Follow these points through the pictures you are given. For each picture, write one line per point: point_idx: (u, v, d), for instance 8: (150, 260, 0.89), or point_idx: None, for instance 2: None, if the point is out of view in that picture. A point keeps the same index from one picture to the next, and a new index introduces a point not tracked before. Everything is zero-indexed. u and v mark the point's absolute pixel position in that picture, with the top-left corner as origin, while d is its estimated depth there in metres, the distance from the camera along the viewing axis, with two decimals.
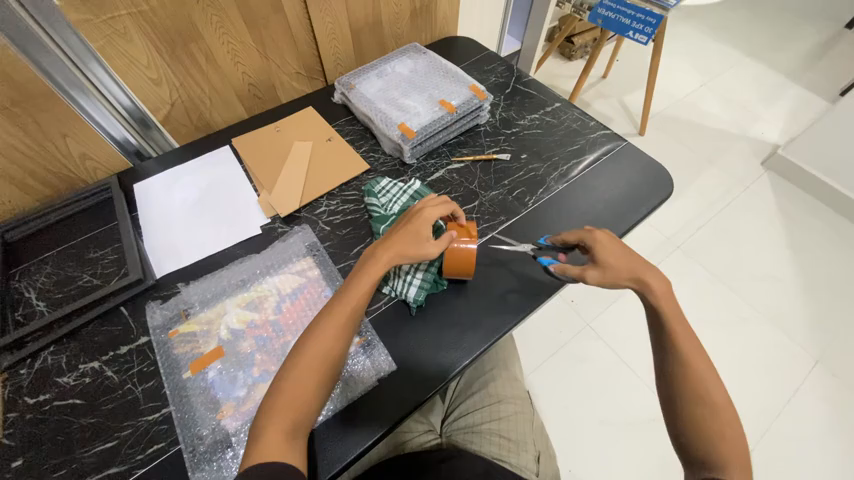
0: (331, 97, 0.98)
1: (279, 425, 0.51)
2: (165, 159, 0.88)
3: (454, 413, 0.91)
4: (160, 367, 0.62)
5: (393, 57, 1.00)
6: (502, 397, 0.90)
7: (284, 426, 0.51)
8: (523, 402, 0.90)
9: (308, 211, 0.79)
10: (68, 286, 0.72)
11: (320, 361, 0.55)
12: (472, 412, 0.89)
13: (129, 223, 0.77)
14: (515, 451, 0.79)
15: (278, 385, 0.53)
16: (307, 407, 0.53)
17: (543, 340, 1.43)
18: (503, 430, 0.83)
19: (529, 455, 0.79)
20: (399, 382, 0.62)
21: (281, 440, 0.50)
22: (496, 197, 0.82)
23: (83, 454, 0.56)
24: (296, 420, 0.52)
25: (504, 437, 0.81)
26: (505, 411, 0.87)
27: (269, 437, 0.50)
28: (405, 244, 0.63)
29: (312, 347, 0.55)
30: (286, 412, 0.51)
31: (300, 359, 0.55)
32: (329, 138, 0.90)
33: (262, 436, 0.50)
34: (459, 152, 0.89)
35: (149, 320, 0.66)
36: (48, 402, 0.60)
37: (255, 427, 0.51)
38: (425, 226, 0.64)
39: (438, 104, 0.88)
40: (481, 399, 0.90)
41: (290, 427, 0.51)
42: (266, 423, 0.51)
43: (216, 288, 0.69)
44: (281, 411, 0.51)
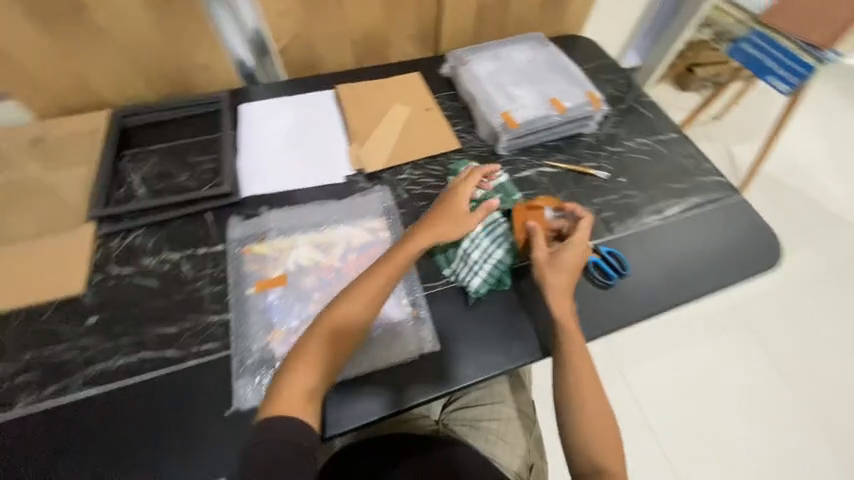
0: (440, 68, 0.97)
1: (299, 384, 0.52)
2: (273, 87, 0.91)
3: (454, 403, 0.88)
4: (228, 276, 0.66)
5: (513, 43, 0.96)
6: (506, 397, 0.88)
7: (306, 387, 0.52)
8: (524, 405, 0.88)
9: (391, 174, 0.80)
10: (167, 180, 0.77)
11: (340, 326, 0.57)
12: (473, 406, 0.87)
13: (230, 138, 0.81)
14: (508, 456, 0.80)
15: (300, 349, 0.55)
16: (317, 383, 0.53)
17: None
18: (500, 433, 0.83)
19: (522, 461, 0.80)
20: (436, 364, 0.62)
21: (301, 398, 0.52)
22: (580, 213, 0.78)
23: (147, 331, 0.62)
24: (316, 381, 0.53)
25: (500, 440, 0.82)
26: (506, 414, 0.85)
27: (290, 394, 0.51)
28: (445, 232, 0.66)
29: (329, 323, 0.56)
30: (307, 375, 0.53)
31: (321, 326, 0.56)
32: (427, 108, 0.88)
33: (283, 395, 0.51)
34: (554, 157, 0.84)
35: (229, 231, 0.71)
36: (129, 276, 0.67)
37: (276, 383, 0.53)
38: (465, 224, 0.67)
39: (548, 101, 0.84)
40: (484, 395, 0.88)
41: (310, 389, 0.53)
42: (285, 385, 0.52)
43: (294, 221, 0.72)
44: (303, 373, 0.53)
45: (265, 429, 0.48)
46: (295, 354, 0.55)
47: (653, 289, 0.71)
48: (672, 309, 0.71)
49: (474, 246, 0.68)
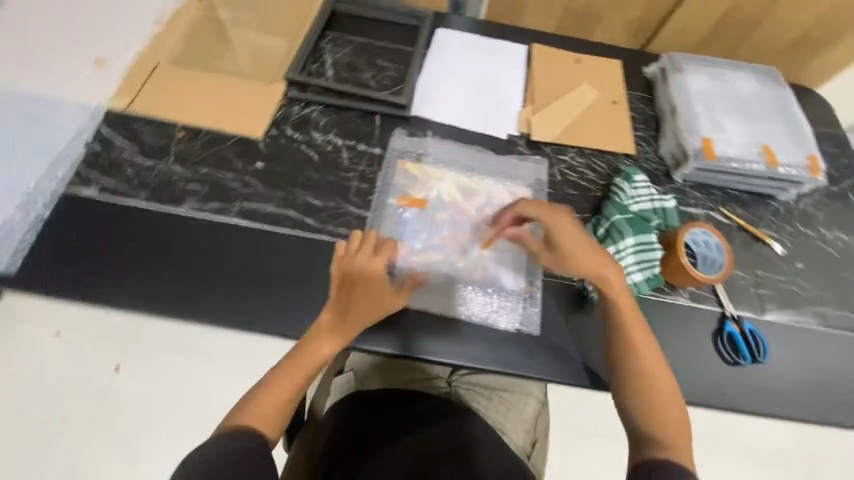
0: (645, 65, 0.88)
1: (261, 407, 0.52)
2: (473, 22, 0.90)
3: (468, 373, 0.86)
4: (377, 180, 0.70)
5: (744, 68, 0.83)
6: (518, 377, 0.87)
7: (272, 407, 0.53)
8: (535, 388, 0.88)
9: (552, 151, 0.76)
10: (353, 72, 0.81)
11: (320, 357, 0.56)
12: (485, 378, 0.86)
13: (419, 56, 0.82)
14: (516, 429, 0.83)
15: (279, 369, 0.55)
16: (274, 415, 0.53)
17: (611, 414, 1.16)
18: (509, 406, 0.84)
19: (528, 438, 0.83)
20: (524, 346, 0.62)
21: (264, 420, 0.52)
22: (737, 277, 0.69)
23: (297, 195, 0.69)
24: (272, 418, 0.52)
25: (509, 413, 0.84)
26: (516, 393, 0.85)
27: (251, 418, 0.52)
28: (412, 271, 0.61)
29: (278, 378, 0.55)
30: (275, 400, 0.53)
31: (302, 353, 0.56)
32: (615, 101, 0.82)
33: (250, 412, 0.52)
34: (732, 207, 0.74)
35: (391, 141, 0.74)
36: (298, 142, 0.73)
37: (243, 402, 0.53)
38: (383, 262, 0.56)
39: (758, 146, 0.73)
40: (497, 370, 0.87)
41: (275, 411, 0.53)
42: (254, 399, 0.53)
43: (450, 156, 0.73)
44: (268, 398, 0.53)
45: (213, 439, 0.48)
46: (244, 399, 0.54)
47: (780, 391, 0.63)
48: (790, 422, 0.62)
49: (616, 258, 0.64)
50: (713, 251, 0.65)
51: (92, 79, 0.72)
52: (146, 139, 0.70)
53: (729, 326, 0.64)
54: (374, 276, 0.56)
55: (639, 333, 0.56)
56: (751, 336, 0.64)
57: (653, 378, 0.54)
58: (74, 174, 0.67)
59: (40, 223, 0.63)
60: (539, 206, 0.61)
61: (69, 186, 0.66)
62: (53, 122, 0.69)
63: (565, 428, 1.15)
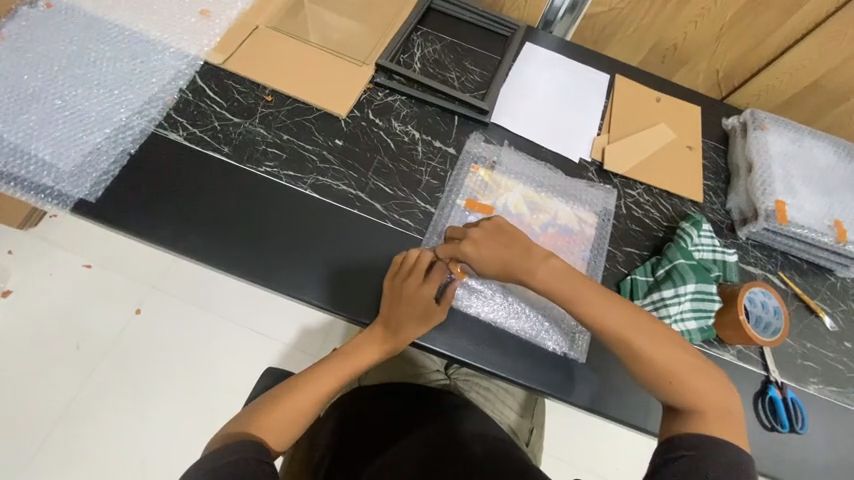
0: (724, 118, 0.87)
1: (281, 410, 0.56)
2: (561, 43, 0.91)
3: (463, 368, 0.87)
4: (448, 179, 0.71)
5: (826, 139, 0.82)
6: None
7: (289, 415, 0.56)
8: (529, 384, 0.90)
9: (622, 184, 0.76)
10: (439, 70, 0.82)
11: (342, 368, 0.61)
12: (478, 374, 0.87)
13: (506, 65, 0.83)
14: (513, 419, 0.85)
15: (306, 374, 0.60)
16: (288, 421, 0.56)
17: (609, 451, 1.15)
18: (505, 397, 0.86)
19: (527, 425, 0.85)
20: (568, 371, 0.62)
21: (281, 424, 0.55)
22: (785, 344, 0.68)
23: (369, 178, 0.70)
24: (286, 424, 0.56)
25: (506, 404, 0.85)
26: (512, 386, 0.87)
27: (269, 419, 0.55)
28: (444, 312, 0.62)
29: (304, 383, 0.59)
30: (294, 405, 0.57)
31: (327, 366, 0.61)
32: (689, 147, 0.82)
33: (270, 414, 0.55)
34: (792, 274, 0.74)
35: (467, 143, 0.74)
36: (377, 127, 0.74)
37: (266, 401, 0.57)
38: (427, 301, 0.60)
39: (829, 220, 0.73)
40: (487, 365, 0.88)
41: (289, 419, 0.56)
42: (276, 403, 0.56)
43: (522, 169, 0.73)
44: (287, 402, 0.57)
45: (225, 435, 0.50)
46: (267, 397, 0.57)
47: (812, 465, 0.63)
48: None
49: (675, 301, 0.64)
50: (770, 314, 0.65)
51: (195, 29, 0.74)
52: (234, 97, 0.71)
53: (771, 390, 0.64)
54: (416, 312, 0.60)
55: (632, 326, 0.55)
56: (791, 405, 0.63)
57: (661, 361, 0.54)
58: (164, 116, 0.69)
59: (127, 156, 0.65)
60: (485, 230, 0.58)
61: (158, 126, 0.68)
62: (152, 63, 0.71)
63: (568, 463, 1.13)
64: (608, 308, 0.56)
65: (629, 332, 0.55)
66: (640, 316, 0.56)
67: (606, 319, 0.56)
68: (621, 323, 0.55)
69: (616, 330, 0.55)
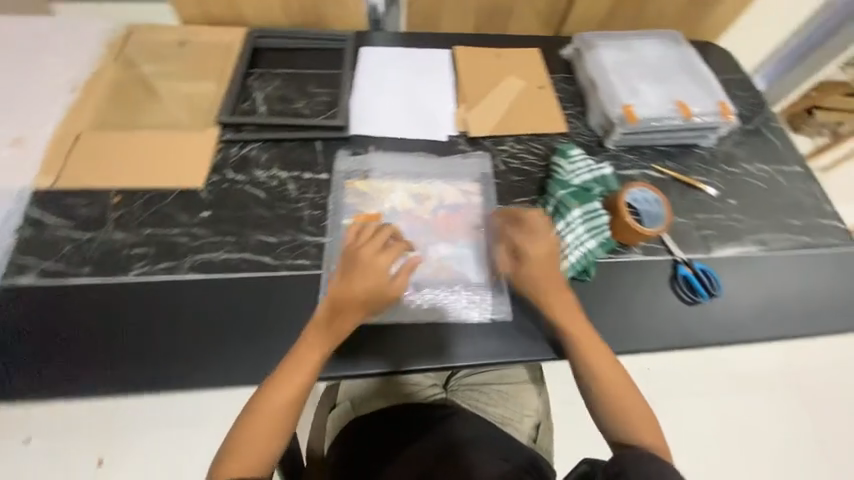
0: (561, 49, 0.93)
1: (248, 443, 0.53)
2: (394, 36, 0.93)
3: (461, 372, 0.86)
4: (328, 204, 0.70)
5: (648, 36, 0.90)
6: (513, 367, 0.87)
7: (259, 444, 0.53)
8: (533, 372, 0.88)
9: (491, 143, 0.80)
10: (285, 104, 0.82)
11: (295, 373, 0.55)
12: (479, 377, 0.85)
13: (348, 78, 0.84)
14: (516, 420, 0.82)
15: (261, 394, 0.55)
16: (263, 449, 0.53)
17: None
18: (508, 398, 0.84)
19: (529, 425, 0.82)
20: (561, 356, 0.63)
21: (253, 456, 0.53)
22: (679, 224, 0.74)
23: (250, 235, 0.68)
24: (265, 451, 0.54)
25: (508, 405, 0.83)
26: (514, 377, 0.86)
27: (236, 457, 0.53)
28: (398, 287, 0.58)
29: (271, 399, 0.55)
30: (258, 431, 0.54)
31: (283, 373, 0.56)
32: (540, 86, 0.87)
33: (236, 453, 0.53)
34: (663, 162, 0.80)
35: (335, 163, 0.74)
36: (241, 183, 0.72)
37: (229, 440, 0.54)
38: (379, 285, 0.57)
39: (674, 103, 0.79)
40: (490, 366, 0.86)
41: (261, 446, 0.53)
42: (247, 434, 0.54)
43: (395, 167, 0.74)
44: (253, 431, 0.54)
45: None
46: (240, 425, 0.55)
47: (743, 317, 0.68)
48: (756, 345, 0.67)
49: (567, 230, 0.68)
50: (653, 205, 0.71)
51: (13, 161, 0.69)
52: (80, 213, 0.67)
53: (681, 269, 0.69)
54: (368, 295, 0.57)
55: (608, 367, 0.59)
56: (701, 272, 0.69)
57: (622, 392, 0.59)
58: (8, 261, 0.63)
59: None
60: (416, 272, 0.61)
61: (4, 275, 0.62)
62: None
63: None
64: (594, 349, 0.60)
65: (607, 370, 0.59)
66: (617, 366, 0.60)
67: (585, 349, 0.60)
68: (601, 361, 0.59)
69: (588, 361, 0.59)
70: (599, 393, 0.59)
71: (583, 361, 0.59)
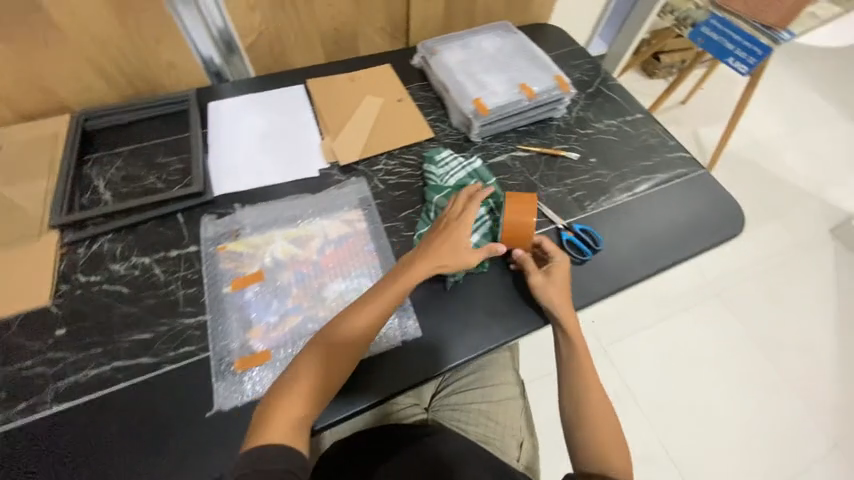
0: (411, 60, 0.97)
1: (286, 411, 0.51)
2: (241, 85, 0.90)
3: (444, 390, 0.88)
4: (203, 277, 0.65)
5: (481, 31, 0.97)
6: (495, 381, 0.87)
7: (295, 413, 0.51)
8: (517, 386, 0.89)
9: (365, 166, 0.79)
10: (135, 183, 0.75)
11: (335, 347, 0.56)
12: (461, 393, 0.86)
13: (198, 139, 0.79)
14: (501, 435, 0.81)
15: (300, 362, 0.54)
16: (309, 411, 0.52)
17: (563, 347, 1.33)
18: (492, 414, 0.83)
19: (514, 441, 0.81)
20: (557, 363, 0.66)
21: (290, 423, 0.51)
22: (552, 193, 0.80)
23: (120, 338, 0.60)
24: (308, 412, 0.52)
25: (491, 420, 0.83)
26: (498, 395, 0.86)
27: (276, 419, 0.51)
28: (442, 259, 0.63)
29: (329, 348, 0.55)
30: (297, 395, 0.52)
31: (322, 341, 0.56)
32: (399, 99, 0.89)
33: (276, 414, 0.51)
34: (527, 141, 0.86)
35: (201, 231, 0.69)
36: (98, 284, 0.65)
37: (267, 401, 0.52)
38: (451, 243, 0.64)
39: (517, 87, 0.86)
40: (471, 381, 0.88)
41: (298, 416, 0.51)
42: (297, 389, 0.53)
43: (269, 217, 0.71)
44: (292, 395, 0.52)
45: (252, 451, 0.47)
46: (291, 374, 0.54)
47: (627, 262, 0.74)
48: (645, 282, 0.74)
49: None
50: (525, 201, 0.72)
51: None
52: None
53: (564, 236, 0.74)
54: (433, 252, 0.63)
55: (597, 381, 0.63)
56: (584, 234, 0.75)
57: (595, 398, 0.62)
58: None
59: None
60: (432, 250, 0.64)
61: None
62: None
63: None
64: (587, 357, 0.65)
65: (594, 382, 0.63)
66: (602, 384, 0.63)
67: (582, 354, 0.64)
68: (589, 371, 0.64)
69: (581, 368, 0.64)
70: (580, 403, 0.61)
71: (577, 370, 0.63)
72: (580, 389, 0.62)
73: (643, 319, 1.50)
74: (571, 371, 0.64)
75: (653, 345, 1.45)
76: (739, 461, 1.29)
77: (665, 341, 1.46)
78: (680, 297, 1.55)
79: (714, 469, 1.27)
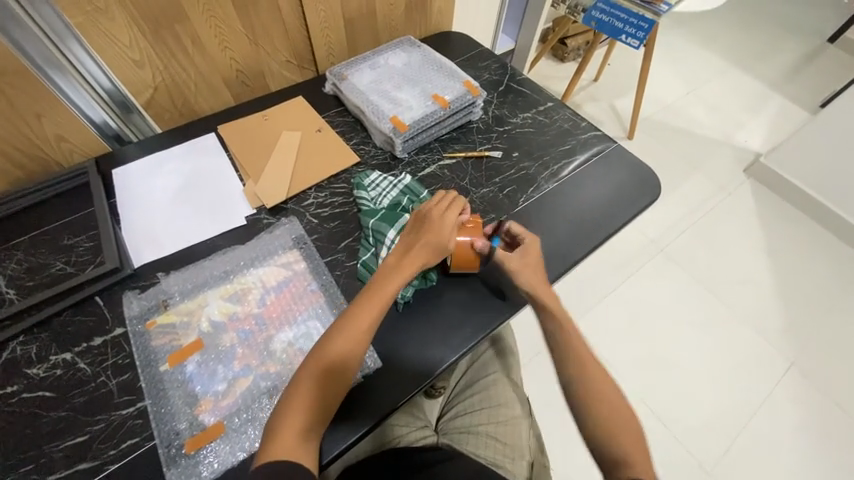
0: (322, 88, 0.96)
1: (294, 424, 0.50)
2: (146, 145, 0.84)
3: (450, 411, 0.90)
4: (136, 359, 0.60)
5: (386, 50, 0.98)
6: (501, 401, 0.88)
7: (300, 427, 0.50)
8: (520, 404, 0.89)
9: (295, 204, 0.77)
10: (41, 273, 0.68)
11: (337, 357, 0.54)
12: (467, 413, 0.87)
13: (106, 211, 0.73)
14: (510, 456, 0.79)
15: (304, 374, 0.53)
16: (313, 421, 0.51)
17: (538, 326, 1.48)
18: (499, 434, 0.82)
19: (523, 462, 0.79)
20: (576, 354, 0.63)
21: (297, 435, 0.50)
22: (485, 194, 0.83)
23: (51, 449, 0.54)
24: (313, 422, 0.51)
25: (499, 440, 0.81)
26: (503, 415, 0.85)
27: (283, 432, 0.50)
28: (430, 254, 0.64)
29: (328, 352, 0.54)
30: (302, 406, 0.51)
31: (320, 353, 0.55)
32: (318, 129, 0.88)
33: (282, 428, 0.50)
34: (451, 148, 0.88)
35: (126, 310, 0.64)
36: (15, 395, 0.57)
37: (274, 417, 0.51)
38: (441, 233, 0.65)
39: (431, 98, 0.88)
40: (476, 402, 0.89)
41: (305, 426, 0.51)
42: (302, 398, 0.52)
43: (198, 279, 0.67)
44: (297, 409, 0.51)
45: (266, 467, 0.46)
46: (293, 388, 0.53)
47: (566, 246, 0.77)
48: (587, 259, 0.77)
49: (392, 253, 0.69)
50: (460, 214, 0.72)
51: None
52: None
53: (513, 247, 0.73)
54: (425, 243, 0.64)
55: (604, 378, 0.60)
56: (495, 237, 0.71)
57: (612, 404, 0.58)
58: None
59: None
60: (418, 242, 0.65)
61: None
62: None
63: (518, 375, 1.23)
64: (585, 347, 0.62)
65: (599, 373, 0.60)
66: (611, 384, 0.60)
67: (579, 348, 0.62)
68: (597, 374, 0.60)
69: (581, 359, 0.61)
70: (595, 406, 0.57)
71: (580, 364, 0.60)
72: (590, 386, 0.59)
73: (603, 287, 1.58)
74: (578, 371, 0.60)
75: (617, 310, 1.54)
76: (716, 400, 1.38)
77: (626, 303, 1.55)
78: (631, 260, 1.66)
79: (695, 412, 1.35)
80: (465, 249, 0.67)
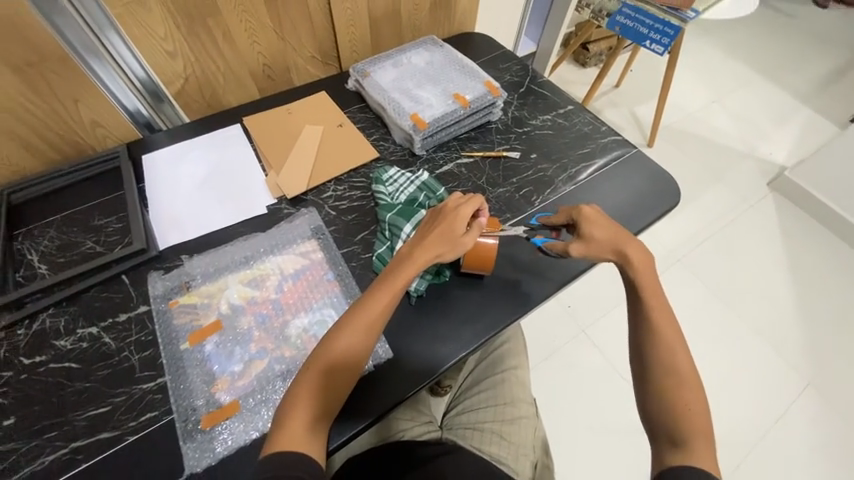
0: (346, 84, 0.98)
1: (300, 417, 0.51)
2: (175, 132, 0.88)
3: (455, 409, 0.91)
4: (158, 336, 0.62)
5: (410, 48, 1.00)
6: (508, 399, 0.88)
7: (305, 420, 0.51)
8: (527, 404, 0.88)
9: (314, 195, 0.79)
10: (71, 250, 0.72)
11: (345, 355, 0.55)
12: (473, 411, 0.88)
13: (135, 194, 0.76)
14: (514, 455, 0.78)
15: (312, 366, 0.54)
16: (318, 413, 0.52)
17: (547, 330, 1.47)
18: (504, 432, 0.82)
19: (527, 461, 0.78)
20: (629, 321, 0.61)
21: (304, 424, 0.51)
22: (501, 194, 0.83)
23: (74, 418, 0.56)
24: (320, 413, 0.52)
25: (504, 439, 0.80)
26: (509, 414, 0.85)
27: (290, 422, 0.51)
28: (442, 250, 0.63)
29: (334, 347, 0.55)
30: (309, 399, 0.52)
31: (328, 348, 0.55)
32: (339, 124, 0.89)
33: (290, 418, 0.51)
34: (469, 147, 0.89)
35: (150, 289, 0.66)
36: (43, 364, 0.60)
37: (282, 407, 0.52)
38: (455, 229, 0.64)
39: (451, 97, 0.89)
40: (483, 400, 0.89)
41: (312, 417, 0.51)
42: (308, 390, 0.53)
43: (220, 263, 0.69)
44: (305, 400, 0.52)
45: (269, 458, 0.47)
46: (300, 378, 0.54)
47: None
48: None
49: None
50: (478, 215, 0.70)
51: None
52: None
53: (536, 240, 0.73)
54: (437, 239, 0.63)
55: (680, 345, 0.56)
56: (544, 226, 0.75)
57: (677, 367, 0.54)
58: None
59: None
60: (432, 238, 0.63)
61: None
62: None
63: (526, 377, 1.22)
64: (658, 310, 0.59)
65: (670, 334, 0.56)
66: (686, 351, 0.55)
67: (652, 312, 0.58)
68: (670, 337, 0.56)
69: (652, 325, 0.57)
70: (657, 368, 0.54)
71: (647, 326, 0.57)
72: (658, 353, 0.55)
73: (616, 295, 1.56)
74: (640, 328, 0.58)
75: None
76: (730, 417, 1.34)
77: None
78: None
79: None
80: (481, 249, 0.68)
